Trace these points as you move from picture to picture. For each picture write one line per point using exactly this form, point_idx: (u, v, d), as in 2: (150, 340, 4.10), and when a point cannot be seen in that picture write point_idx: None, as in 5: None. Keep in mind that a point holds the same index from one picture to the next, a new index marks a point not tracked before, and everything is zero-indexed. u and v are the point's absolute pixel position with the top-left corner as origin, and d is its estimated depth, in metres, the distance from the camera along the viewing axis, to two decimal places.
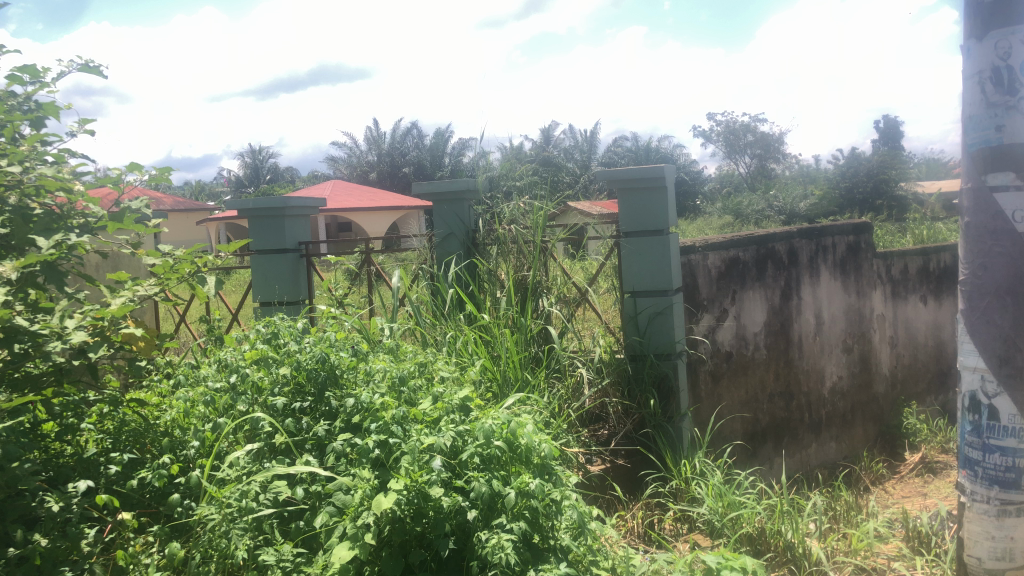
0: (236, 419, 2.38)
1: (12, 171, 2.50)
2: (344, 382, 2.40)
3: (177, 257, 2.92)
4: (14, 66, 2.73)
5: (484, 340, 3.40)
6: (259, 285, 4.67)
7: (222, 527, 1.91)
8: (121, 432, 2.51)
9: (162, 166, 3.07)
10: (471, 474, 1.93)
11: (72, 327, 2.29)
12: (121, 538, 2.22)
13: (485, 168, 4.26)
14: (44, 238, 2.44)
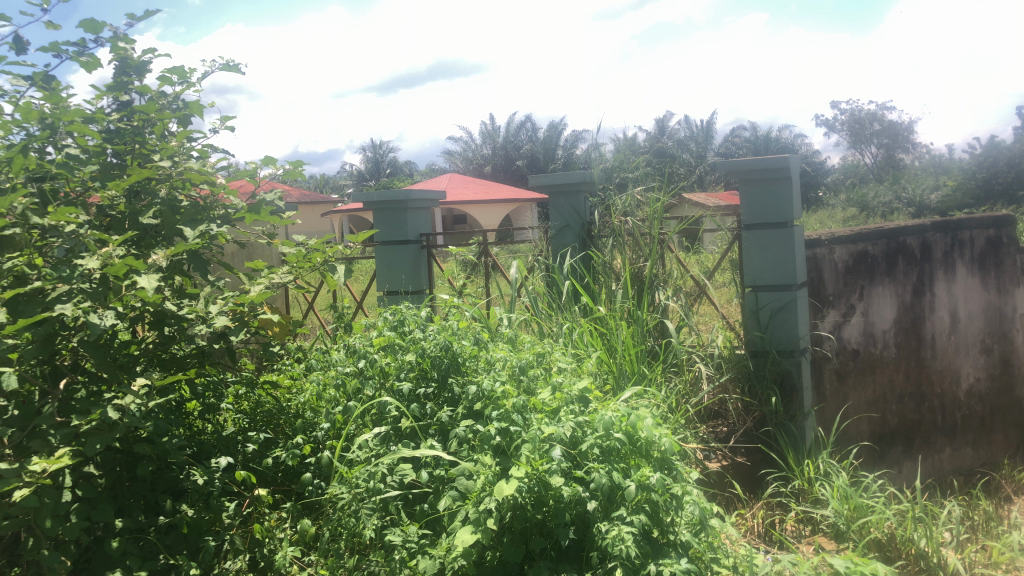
0: (364, 403, 2.47)
1: (162, 165, 2.69)
2: (466, 369, 2.45)
3: (310, 247, 3.06)
4: (164, 67, 2.92)
5: (600, 332, 3.40)
6: (384, 275, 4.82)
7: (352, 506, 2.00)
8: (257, 413, 2.68)
9: (295, 160, 3.21)
10: (592, 464, 1.93)
11: (215, 312, 2.44)
12: (258, 513, 2.35)
13: (600, 160, 4.26)
14: (190, 228, 2.61)
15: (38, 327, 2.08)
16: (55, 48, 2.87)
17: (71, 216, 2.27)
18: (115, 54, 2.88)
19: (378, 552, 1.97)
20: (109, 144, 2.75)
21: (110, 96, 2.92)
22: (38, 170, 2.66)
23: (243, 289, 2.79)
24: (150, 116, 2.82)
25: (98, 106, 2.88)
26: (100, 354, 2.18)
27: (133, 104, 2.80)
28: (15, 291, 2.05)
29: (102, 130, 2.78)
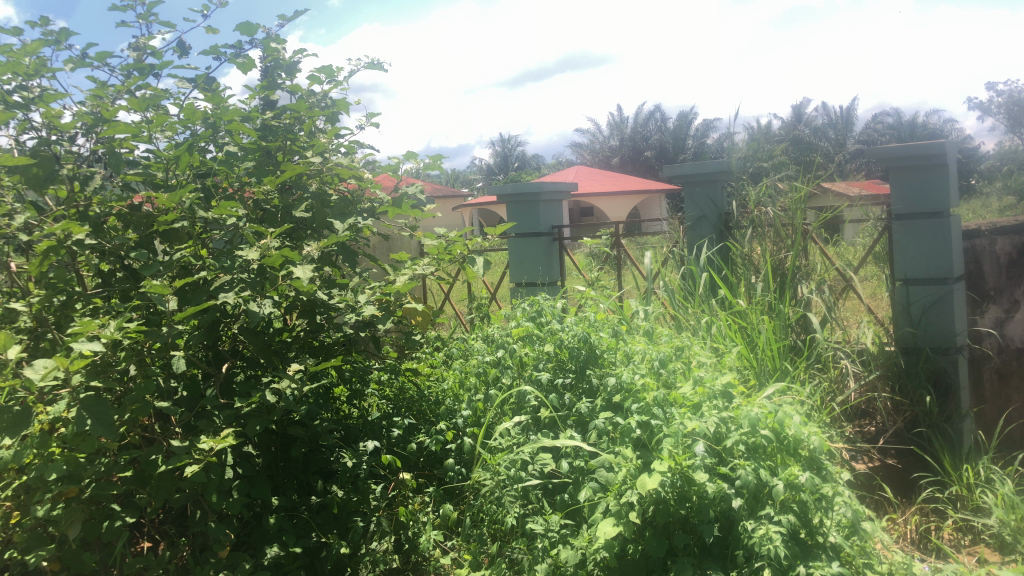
0: (503, 392, 2.50)
1: (314, 161, 2.82)
2: (604, 361, 2.42)
3: (451, 238, 3.13)
4: (314, 67, 3.05)
5: (739, 326, 3.30)
6: (517, 267, 4.88)
7: (496, 493, 2.06)
8: (399, 399, 2.82)
9: (435, 155, 3.30)
10: (738, 461, 1.88)
11: (363, 302, 2.54)
12: (402, 496, 2.42)
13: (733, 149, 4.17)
14: (340, 222, 2.74)
15: (204, 314, 2.23)
16: (216, 51, 3.06)
17: (233, 210, 2.41)
18: (270, 56, 3.04)
19: (520, 539, 2.00)
20: (264, 142, 2.90)
21: (265, 96, 3.09)
22: (202, 167, 2.85)
23: (387, 279, 2.90)
24: (302, 114, 2.96)
25: (254, 106, 3.05)
26: (258, 340, 2.32)
27: (286, 103, 2.94)
28: (186, 281, 2.21)
29: (258, 128, 2.94)
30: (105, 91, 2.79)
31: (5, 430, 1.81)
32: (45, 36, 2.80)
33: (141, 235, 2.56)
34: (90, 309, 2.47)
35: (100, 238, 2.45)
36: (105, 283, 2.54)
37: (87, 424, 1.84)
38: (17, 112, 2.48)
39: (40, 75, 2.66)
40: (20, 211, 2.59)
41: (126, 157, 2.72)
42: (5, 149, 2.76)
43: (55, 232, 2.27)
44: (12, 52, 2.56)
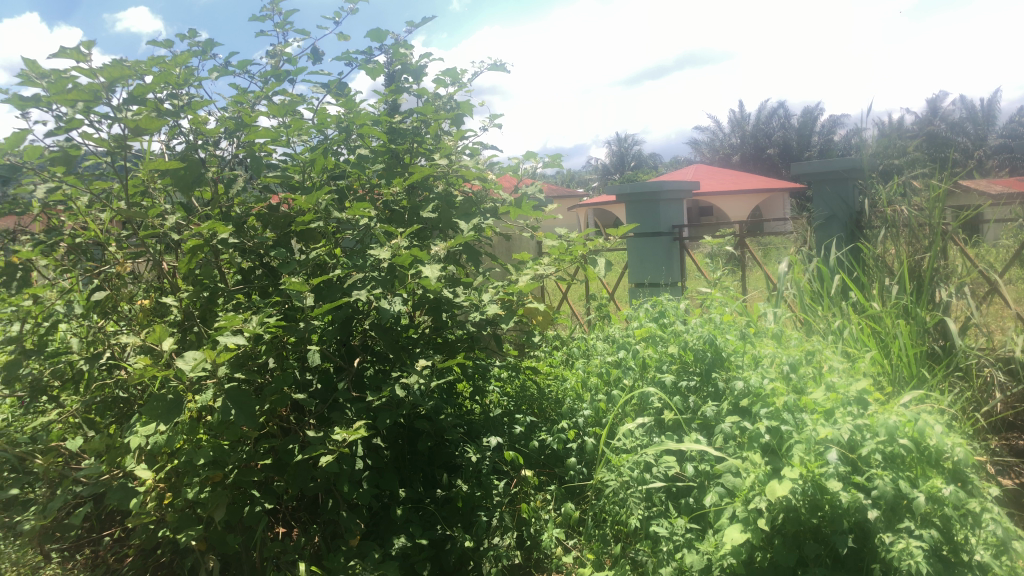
0: (626, 394, 2.48)
1: (440, 163, 2.90)
2: (730, 364, 2.36)
3: (572, 239, 3.13)
4: (440, 71, 3.13)
5: (872, 331, 3.16)
6: (634, 267, 4.84)
7: (621, 494, 2.05)
8: (521, 397, 2.85)
9: (555, 154, 3.32)
10: (875, 471, 1.80)
11: (487, 300, 2.58)
12: (524, 493, 2.43)
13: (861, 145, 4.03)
14: (464, 222, 2.84)
15: (338, 310, 2.34)
16: (347, 57, 3.19)
17: (365, 211, 2.49)
18: (398, 61, 3.13)
19: (644, 541, 1.99)
20: (393, 144, 3.00)
21: (393, 100, 3.19)
22: (335, 170, 2.98)
23: (510, 280, 2.94)
24: (428, 117, 3.04)
25: (382, 109, 3.16)
26: (388, 336, 2.41)
27: (413, 107, 3.03)
28: (322, 278, 2.32)
29: (386, 132, 3.04)
30: (246, 98, 2.95)
31: (159, 417, 1.94)
32: (193, 48, 2.99)
33: (279, 235, 2.69)
34: (232, 304, 2.61)
35: (242, 237, 2.61)
36: (245, 280, 2.69)
37: (231, 413, 1.95)
38: (168, 119, 2.66)
39: (189, 84, 2.84)
40: (171, 211, 2.78)
41: (266, 161, 2.88)
42: (158, 154, 2.96)
43: (202, 232, 2.43)
44: (164, 64, 2.75)
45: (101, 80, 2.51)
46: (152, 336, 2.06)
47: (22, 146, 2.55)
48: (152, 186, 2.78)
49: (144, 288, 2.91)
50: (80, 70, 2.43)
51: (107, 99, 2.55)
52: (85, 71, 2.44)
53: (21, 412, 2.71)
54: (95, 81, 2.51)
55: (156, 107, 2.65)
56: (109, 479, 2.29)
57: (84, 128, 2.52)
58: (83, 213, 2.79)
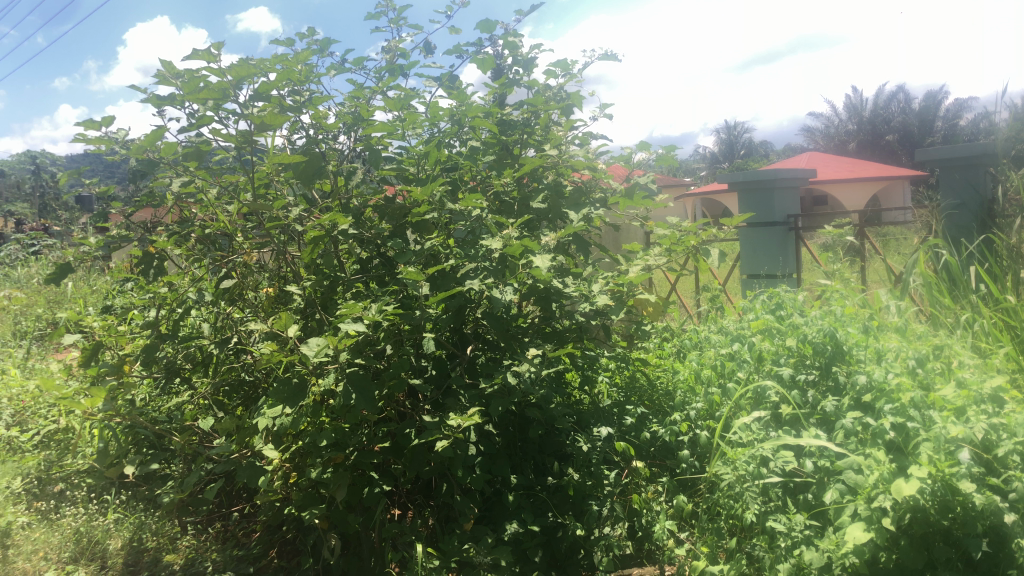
0: (742, 386, 2.44)
1: (551, 154, 2.91)
2: (851, 358, 2.28)
3: (684, 229, 3.09)
4: (551, 62, 3.14)
5: (1006, 325, 2.99)
6: (747, 258, 4.74)
7: (737, 488, 2.02)
8: (632, 388, 2.84)
9: (667, 144, 3.28)
10: (1013, 472, 1.71)
11: (598, 290, 2.58)
12: (635, 484, 2.44)
13: (991, 130, 3.82)
14: (574, 212, 2.85)
15: (452, 299, 2.39)
16: (458, 50, 3.24)
17: (477, 201, 2.53)
18: (509, 53, 3.16)
19: (761, 536, 1.95)
20: (504, 135, 3.03)
21: (504, 92, 3.22)
22: (447, 161, 3.04)
23: (620, 270, 2.94)
24: (538, 108, 3.06)
25: (493, 101, 3.19)
26: (501, 324, 2.46)
27: (524, 98, 3.05)
28: (437, 268, 2.37)
29: (497, 123, 3.08)
30: (362, 93, 3.04)
31: (285, 400, 2.04)
32: (312, 46, 3.11)
33: (395, 226, 2.77)
34: (351, 292, 2.71)
35: (360, 228, 2.70)
36: (363, 269, 2.79)
37: (352, 397, 2.03)
38: (291, 115, 2.77)
39: (309, 80, 2.95)
40: (293, 203, 2.91)
41: (383, 154, 2.97)
42: (281, 149, 3.09)
43: (323, 223, 2.52)
44: (286, 61, 2.87)
45: (229, 78, 2.63)
46: (278, 323, 2.16)
47: (158, 142, 2.71)
48: (276, 179, 2.91)
49: (269, 277, 3.05)
50: (211, 69, 2.56)
51: (234, 96, 2.67)
52: (215, 70, 2.57)
53: (157, 393, 2.89)
54: (224, 79, 2.63)
55: (279, 103, 2.76)
56: (239, 458, 2.42)
57: (214, 125, 2.66)
58: (213, 206, 2.94)
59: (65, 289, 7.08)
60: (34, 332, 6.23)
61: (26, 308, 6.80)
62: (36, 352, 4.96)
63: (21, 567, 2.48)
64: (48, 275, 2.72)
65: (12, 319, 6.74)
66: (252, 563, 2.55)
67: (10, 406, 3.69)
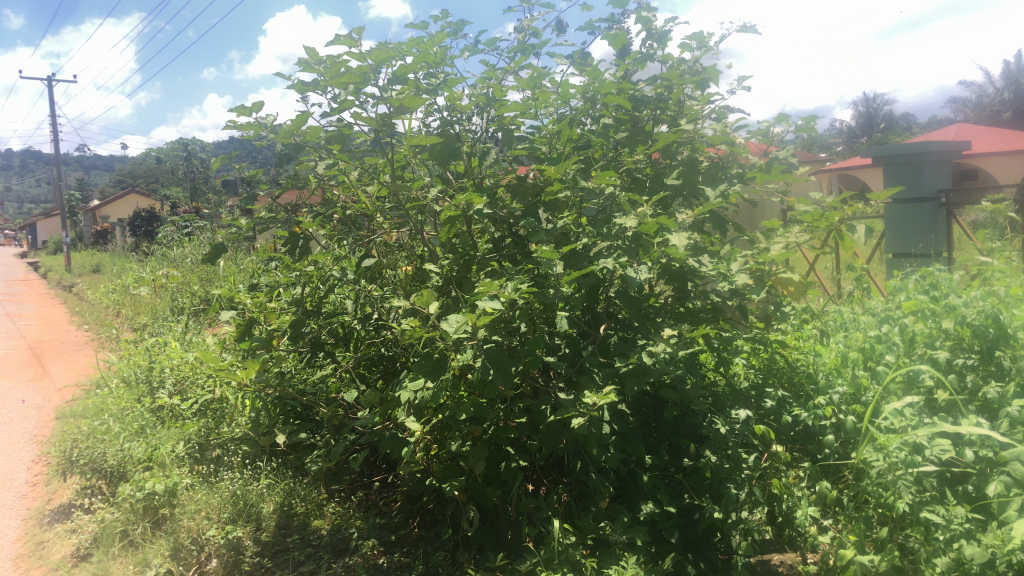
0: (892, 370, 2.33)
1: (686, 129, 2.85)
2: (1017, 342, 2.14)
3: (828, 206, 2.96)
4: (686, 35, 3.07)
5: None
6: (893, 236, 4.51)
7: (889, 476, 1.93)
8: (771, 370, 2.76)
9: (809, 116, 3.15)
10: None
11: (736, 269, 2.51)
12: (775, 469, 2.36)
13: None
14: (711, 189, 2.79)
15: (586, 278, 2.39)
16: (590, 27, 3.22)
17: (611, 178, 2.51)
18: (642, 28, 3.11)
19: (915, 528, 1.86)
20: (637, 111, 2.99)
21: (636, 67, 3.18)
22: (580, 139, 3.03)
23: (760, 248, 2.85)
24: (672, 83, 3.00)
25: (625, 77, 3.16)
26: (635, 304, 2.44)
27: (657, 73, 2.99)
28: (571, 247, 2.37)
29: (629, 100, 3.04)
30: (495, 73, 3.08)
31: (426, 374, 2.12)
32: (446, 28, 3.15)
33: (529, 205, 2.79)
34: (487, 270, 2.76)
35: (494, 207, 2.74)
36: (496, 248, 2.82)
37: (490, 372, 2.06)
38: (428, 96, 2.83)
39: (444, 62, 3.01)
40: (430, 184, 2.97)
41: (517, 134, 3.00)
42: (418, 131, 3.17)
43: (460, 203, 2.58)
44: (423, 44, 2.93)
45: (369, 63, 2.71)
46: (419, 300, 2.23)
47: (304, 127, 2.83)
48: (413, 161, 2.99)
49: (406, 255, 3.15)
50: (352, 54, 2.64)
51: (374, 80, 2.76)
52: (356, 55, 2.65)
53: (303, 366, 3.05)
54: (364, 64, 2.71)
55: (417, 85, 2.82)
56: (382, 430, 2.53)
57: (356, 109, 2.75)
58: (354, 186, 3.05)
59: (217, 269, 7.53)
60: (192, 308, 6.67)
61: (182, 286, 7.27)
62: (193, 326, 5.31)
63: (187, 526, 2.61)
64: (204, 254, 2.91)
65: (171, 295, 7.22)
66: (394, 531, 2.66)
67: (173, 375, 3.98)
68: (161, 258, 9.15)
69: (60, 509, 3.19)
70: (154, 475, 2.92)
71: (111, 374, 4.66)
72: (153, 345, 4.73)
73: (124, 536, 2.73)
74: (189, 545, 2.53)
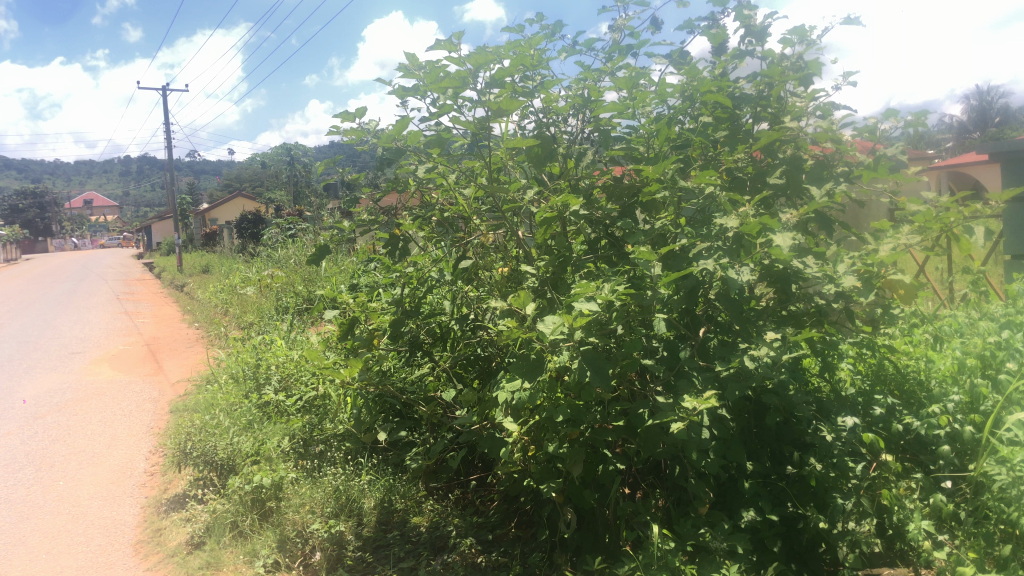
0: (1014, 379, 2.22)
1: (790, 126, 2.77)
2: None
3: (942, 205, 2.83)
4: (787, 30, 2.98)
5: None
6: (1011, 237, 4.28)
7: (1014, 489, 1.89)
8: (879, 376, 2.67)
9: (920, 111, 3.01)
10: None
11: (843, 271, 2.42)
12: (885, 480, 2.28)
13: None
14: (816, 188, 2.70)
15: (685, 280, 2.36)
16: (688, 25, 3.16)
17: (711, 177, 2.46)
18: (741, 25, 3.04)
19: None
20: (736, 109, 2.92)
21: (735, 65, 3.11)
22: (677, 139, 2.98)
23: (867, 249, 2.75)
24: (774, 80, 2.91)
25: (723, 75, 3.09)
26: (736, 307, 2.39)
27: (758, 70, 2.92)
28: (670, 248, 2.33)
29: (729, 98, 2.98)
30: (591, 75, 3.06)
31: (524, 374, 2.13)
32: (542, 31, 3.16)
33: (626, 206, 2.77)
34: (583, 272, 2.75)
35: (591, 209, 2.73)
36: (592, 249, 2.81)
37: (587, 374, 2.04)
38: (525, 99, 2.84)
39: (540, 65, 3.01)
40: (527, 186, 2.99)
41: (614, 135, 2.98)
42: (514, 134, 3.19)
43: (557, 205, 2.58)
44: (520, 47, 2.95)
45: (468, 67, 2.74)
46: (517, 301, 2.25)
47: (405, 131, 2.89)
48: (510, 163, 3.01)
49: (503, 257, 3.18)
50: (452, 58, 2.68)
51: (473, 84, 2.79)
52: (456, 59, 2.68)
53: (402, 364, 3.12)
54: (464, 68, 2.75)
55: (514, 88, 2.84)
56: (480, 430, 2.56)
57: (454, 112, 2.78)
58: (452, 189, 3.09)
59: (319, 270, 7.79)
60: (296, 308, 6.91)
61: (286, 286, 7.55)
62: (298, 325, 5.50)
63: (293, 518, 2.71)
64: (308, 255, 3.00)
65: (276, 295, 7.50)
66: (491, 530, 2.69)
67: (278, 372, 4.13)
68: (266, 260, 9.51)
69: (176, 498, 3.35)
70: (262, 469, 3.05)
71: (220, 370, 4.87)
72: (259, 343, 4.91)
73: (234, 526, 2.85)
74: (295, 537, 2.63)
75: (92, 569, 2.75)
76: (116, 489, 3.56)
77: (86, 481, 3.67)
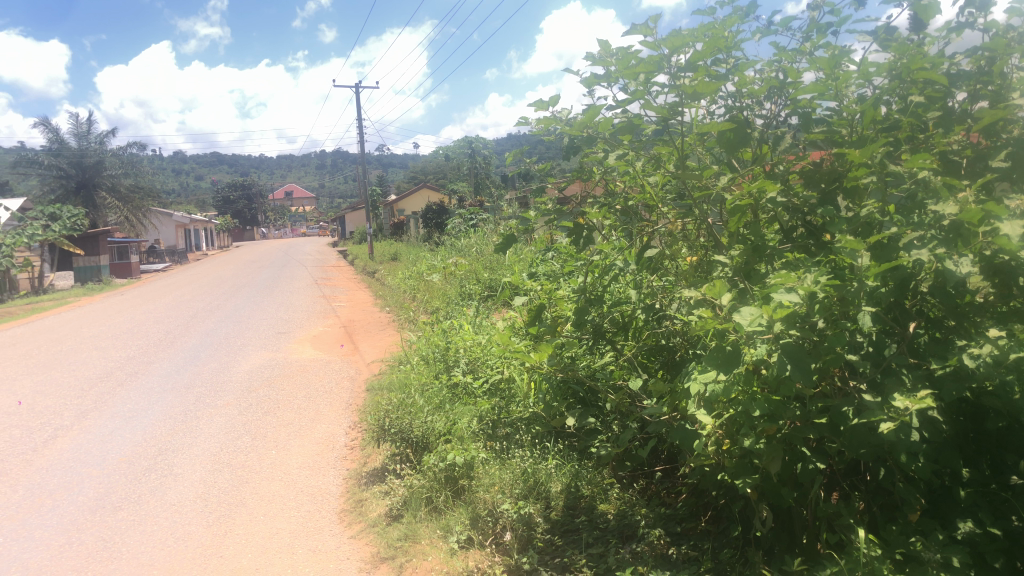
0: None
1: (1017, 104, 2.51)
2: None
3: None
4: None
5: None
6: None
7: None
8: None
9: None
10: None
11: None
12: None
13: None
14: None
15: (894, 271, 2.20)
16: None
17: (926, 161, 2.28)
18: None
19: None
20: (952, 87, 2.68)
21: (951, 40, 2.85)
22: (884, 120, 2.78)
23: None
24: (997, 54, 2.65)
25: (937, 51, 2.85)
26: (952, 302, 2.20)
27: (979, 43, 2.66)
28: (878, 237, 2.19)
29: (943, 76, 2.74)
30: (789, 56, 2.92)
31: (719, 366, 2.07)
32: (736, 12, 3.04)
33: (826, 192, 2.62)
34: (780, 262, 2.64)
35: (788, 195, 2.61)
36: (788, 238, 2.69)
37: (787, 368, 1.96)
38: (718, 83, 2.75)
39: (734, 47, 2.90)
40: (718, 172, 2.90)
41: (813, 117, 2.83)
42: (703, 119, 3.10)
43: (753, 192, 2.49)
44: (714, 28, 2.85)
45: (662, 51, 2.70)
46: (712, 290, 2.19)
47: (595, 119, 2.88)
48: (701, 149, 2.93)
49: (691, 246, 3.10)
50: (647, 43, 2.64)
51: (666, 68, 2.73)
52: (651, 43, 2.64)
53: (587, 352, 3.14)
54: (657, 53, 2.70)
55: (708, 72, 2.75)
56: (670, 420, 2.53)
57: (646, 99, 2.74)
58: (639, 177, 3.06)
59: (500, 258, 7.94)
60: (480, 294, 7.11)
61: (470, 274, 7.77)
62: (482, 310, 5.65)
63: (484, 497, 2.84)
64: (499, 243, 3.07)
65: (460, 282, 7.75)
66: (679, 522, 2.65)
67: (466, 355, 4.26)
68: (450, 247, 9.84)
69: (375, 472, 3.55)
70: (455, 448, 3.17)
71: (411, 352, 5.09)
72: (447, 327, 5.09)
73: (429, 501, 3.01)
74: (486, 516, 2.75)
75: (303, 532, 2.97)
76: (322, 459, 3.82)
77: (295, 451, 3.97)
